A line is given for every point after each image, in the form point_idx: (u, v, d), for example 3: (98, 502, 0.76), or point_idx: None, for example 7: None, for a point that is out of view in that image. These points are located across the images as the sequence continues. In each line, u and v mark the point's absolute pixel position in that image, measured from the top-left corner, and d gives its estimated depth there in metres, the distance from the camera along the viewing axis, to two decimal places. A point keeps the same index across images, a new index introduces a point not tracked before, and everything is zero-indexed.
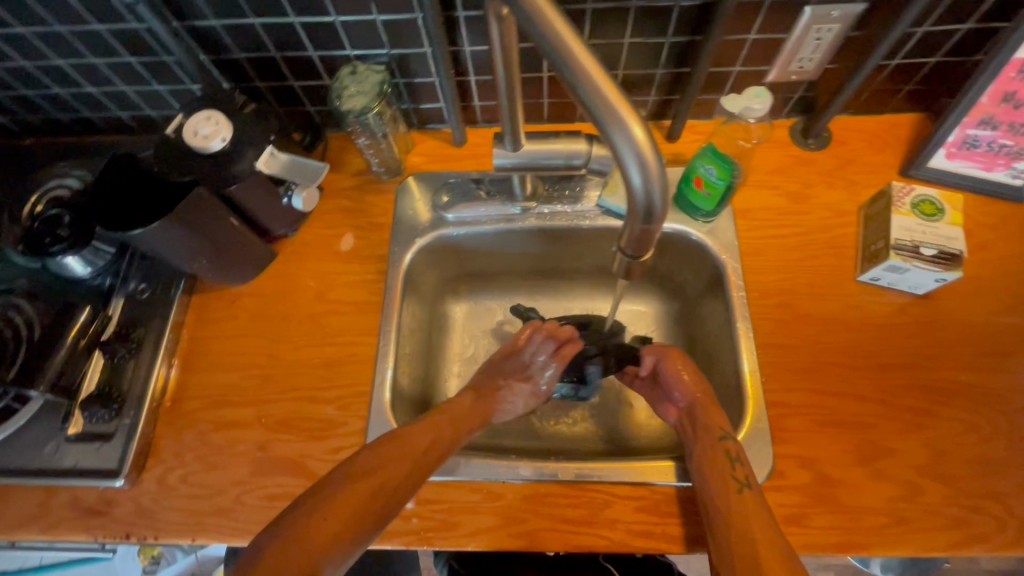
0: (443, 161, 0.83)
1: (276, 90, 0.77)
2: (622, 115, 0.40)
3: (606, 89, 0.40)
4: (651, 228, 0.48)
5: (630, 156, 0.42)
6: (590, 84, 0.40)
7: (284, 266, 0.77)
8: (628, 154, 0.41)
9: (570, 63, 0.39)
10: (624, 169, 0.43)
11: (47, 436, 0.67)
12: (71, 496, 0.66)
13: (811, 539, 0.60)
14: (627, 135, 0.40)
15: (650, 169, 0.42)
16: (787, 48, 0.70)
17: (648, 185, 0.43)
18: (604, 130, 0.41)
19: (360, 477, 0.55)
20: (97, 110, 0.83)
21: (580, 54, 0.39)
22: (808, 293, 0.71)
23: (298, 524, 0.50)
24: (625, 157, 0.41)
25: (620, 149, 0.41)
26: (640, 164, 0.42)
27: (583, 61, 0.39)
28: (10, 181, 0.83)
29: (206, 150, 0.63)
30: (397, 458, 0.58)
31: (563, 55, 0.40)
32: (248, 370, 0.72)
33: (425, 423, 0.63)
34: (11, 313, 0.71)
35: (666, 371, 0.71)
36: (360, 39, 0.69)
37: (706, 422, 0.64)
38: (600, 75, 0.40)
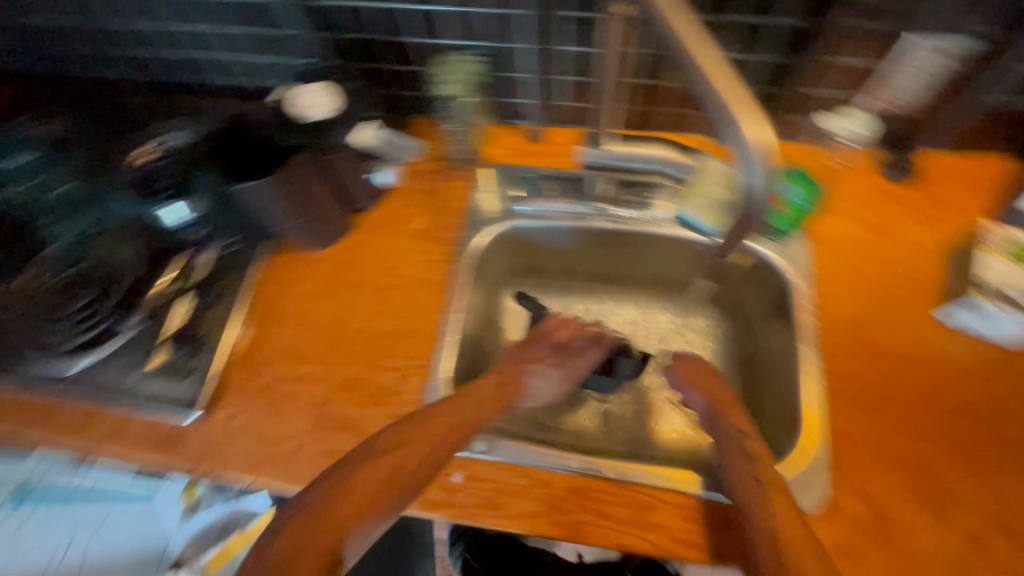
0: (521, 156, 0.85)
1: (376, 72, 0.81)
2: (740, 109, 0.37)
3: (722, 84, 0.38)
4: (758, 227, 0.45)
5: (743, 155, 0.39)
6: (705, 79, 0.38)
7: (362, 237, 0.81)
8: (738, 149, 0.38)
9: (686, 59, 0.40)
10: (739, 169, 0.40)
11: (136, 363, 0.74)
12: (147, 424, 0.71)
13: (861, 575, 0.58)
14: (743, 131, 0.38)
15: (765, 167, 0.39)
16: (883, 77, 0.71)
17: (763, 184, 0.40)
18: (720, 126, 0.39)
19: (380, 462, 0.60)
20: (210, 75, 0.90)
21: (699, 50, 0.39)
22: (880, 326, 0.70)
23: (321, 508, 0.57)
24: (739, 155, 0.39)
25: (734, 145, 0.39)
26: (755, 164, 0.39)
27: (700, 57, 0.39)
28: (126, 132, 0.90)
29: (305, 119, 0.67)
30: (417, 443, 0.62)
31: (680, 50, 0.40)
32: (318, 331, 0.75)
33: (447, 405, 0.65)
34: (115, 251, 0.79)
35: (681, 376, 0.72)
36: (464, 30, 0.72)
37: (734, 425, 0.66)
38: (716, 69, 0.38)
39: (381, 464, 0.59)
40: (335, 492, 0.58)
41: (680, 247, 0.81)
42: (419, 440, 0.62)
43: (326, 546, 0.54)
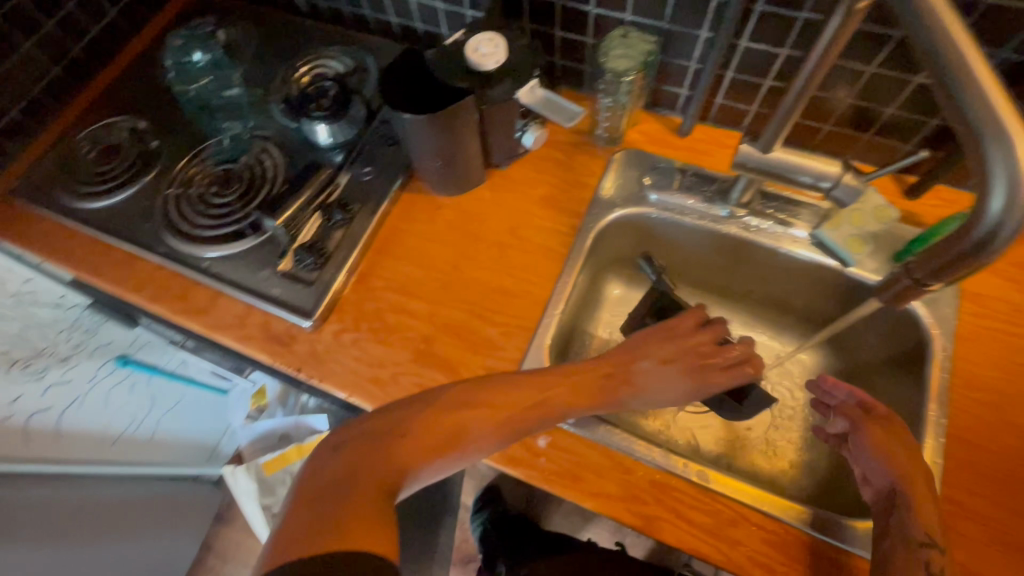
0: (661, 145, 0.83)
1: (539, 35, 0.82)
2: (1011, 130, 0.36)
3: (996, 104, 0.37)
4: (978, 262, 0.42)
5: (998, 177, 0.37)
6: (978, 95, 0.37)
7: (489, 193, 0.83)
8: (997, 165, 0.37)
9: (957, 71, 0.37)
10: (985, 191, 0.39)
11: (263, 263, 0.78)
12: (264, 321, 0.76)
13: None
14: (1009, 154, 0.36)
15: (1019, 189, 0.37)
16: None
17: (1007, 214, 0.38)
18: (981, 147, 0.37)
19: (459, 411, 0.56)
20: (376, 11, 0.93)
21: (975, 63, 0.37)
22: (1022, 402, 0.64)
23: (374, 442, 0.52)
24: (993, 175, 0.37)
25: (990, 165, 0.37)
26: (1009, 187, 0.37)
27: (974, 69, 0.37)
28: (288, 51, 0.96)
29: (479, 66, 0.69)
30: (502, 410, 0.58)
31: (954, 60, 0.37)
32: (432, 271, 0.77)
33: (521, 379, 0.60)
34: (264, 156, 0.84)
35: (862, 434, 0.60)
36: (644, 7, 0.71)
37: (914, 506, 0.55)
38: (992, 86, 0.37)
39: (465, 414, 0.55)
40: (409, 426, 0.53)
41: (809, 272, 0.77)
42: (503, 406, 0.58)
43: (383, 476, 0.50)
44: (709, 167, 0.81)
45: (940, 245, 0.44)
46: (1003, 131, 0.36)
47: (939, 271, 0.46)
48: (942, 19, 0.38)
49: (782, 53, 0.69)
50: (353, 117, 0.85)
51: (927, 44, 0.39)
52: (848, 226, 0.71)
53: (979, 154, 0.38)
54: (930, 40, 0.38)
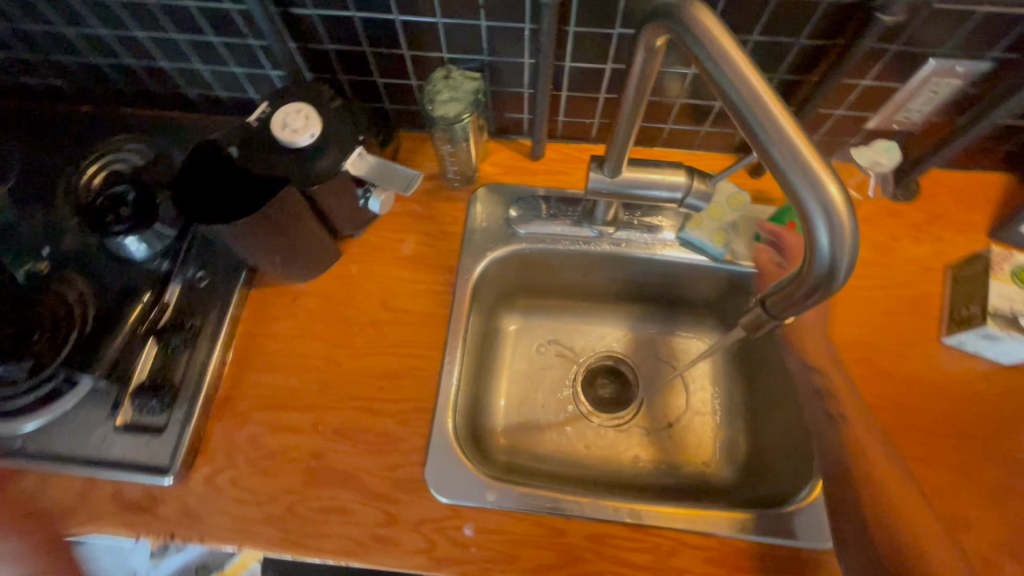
0: (517, 174, 0.80)
1: (357, 85, 0.74)
2: (815, 166, 0.35)
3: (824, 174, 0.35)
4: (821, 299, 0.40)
5: (816, 212, 0.35)
6: (804, 167, 0.35)
7: (347, 267, 0.75)
8: (822, 224, 0.35)
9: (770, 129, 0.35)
10: (809, 235, 0.36)
11: (93, 423, 0.64)
12: (114, 489, 0.63)
13: None
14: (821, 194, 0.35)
15: (839, 220, 0.35)
16: (897, 98, 0.66)
17: (835, 250, 0.36)
18: (808, 216, 0.36)
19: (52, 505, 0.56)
20: (165, 85, 0.80)
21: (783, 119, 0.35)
22: (890, 351, 0.69)
23: None
24: (816, 216, 0.35)
25: (804, 204, 0.36)
26: (828, 216, 0.35)
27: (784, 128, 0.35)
28: (66, 149, 0.79)
29: (293, 144, 0.61)
30: None
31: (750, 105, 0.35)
32: (304, 375, 0.69)
33: None
34: (64, 288, 0.69)
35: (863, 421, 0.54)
36: (460, 43, 0.66)
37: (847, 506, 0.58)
38: (816, 163, 0.35)
39: None
40: None
41: (687, 270, 0.79)
42: None
43: None
44: (568, 188, 0.79)
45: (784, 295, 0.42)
46: (833, 212, 0.35)
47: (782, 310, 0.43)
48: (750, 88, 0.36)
49: (608, 68, 0.67)
50: (167, 216, 0.71)
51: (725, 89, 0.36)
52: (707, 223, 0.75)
53: (807, 228, 0.37)
54: (740, 103, 0.36)
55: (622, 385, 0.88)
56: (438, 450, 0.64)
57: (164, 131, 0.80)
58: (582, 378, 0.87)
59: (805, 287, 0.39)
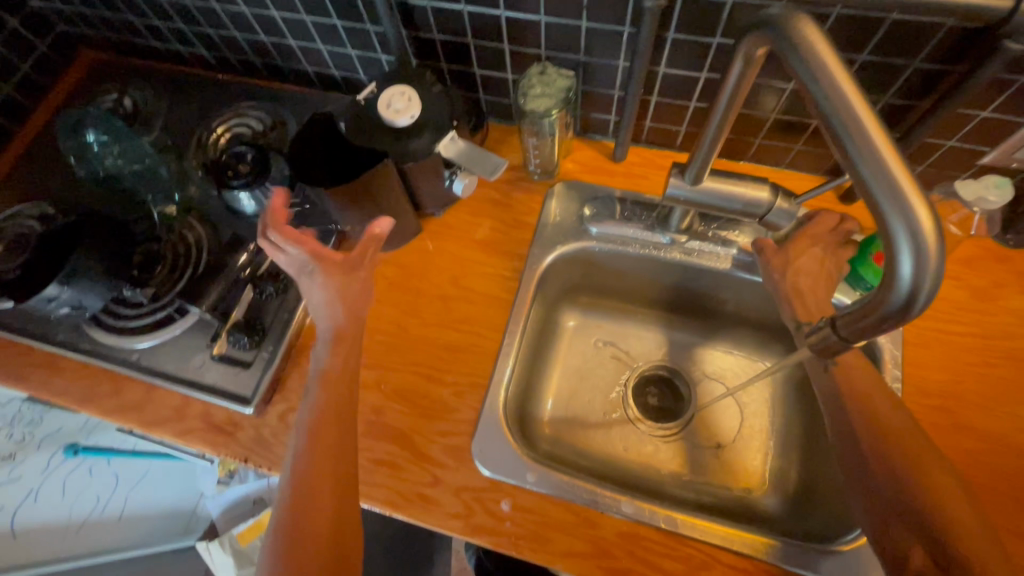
0: (597, 173, 0.82)
1: (457, 74, 0.79)
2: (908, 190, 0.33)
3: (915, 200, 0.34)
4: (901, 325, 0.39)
5: (903, 238, 0.34)
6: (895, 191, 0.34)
7: (425, 243, 0.80)
8: (906, 251, 0.34)
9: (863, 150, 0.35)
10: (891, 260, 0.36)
11: (194, 350, 0.73)
12: (204, 410, 0.72)
13: None
14: (910, 220, 0.34)
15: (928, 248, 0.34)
16: (1021, 134, 0.61)
17: (917, 279, 0.35)
18: (892, 240, 0.35)
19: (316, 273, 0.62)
20: (289, 61, 0.89)
21: (879, 140, 0.34)
22: (975, 403, 0.64)
23: None
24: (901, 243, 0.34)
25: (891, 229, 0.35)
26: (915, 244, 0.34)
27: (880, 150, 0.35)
28: (201, 111, 0.90)
29: (394, 123, 0.66)
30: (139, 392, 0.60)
31: (846, 122, 0.35)
32: (374, 336, 0.74)
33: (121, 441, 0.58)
34: (185, 231, 0.79)
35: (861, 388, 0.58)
36: (559, 42, 0.69)
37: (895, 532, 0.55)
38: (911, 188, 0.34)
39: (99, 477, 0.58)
40: None
41: (757, 288, 0.77)
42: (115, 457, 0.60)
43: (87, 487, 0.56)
44: (645, 192, 0.80)
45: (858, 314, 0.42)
46: (923, 240, 0.34)
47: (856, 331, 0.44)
48: (845, 104, 0.35)
49: (703, 76, 0.67)
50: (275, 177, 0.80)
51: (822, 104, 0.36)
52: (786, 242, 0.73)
53: (890, 254, 0.36)
54: (833, 118, 0.36)
55: (674, 396, 0.86)
56: (487, 424, 0.67)
57: (283, 101, 0.89)
58: (633, 382, 0.87)
59: (878, 314, 0.38)
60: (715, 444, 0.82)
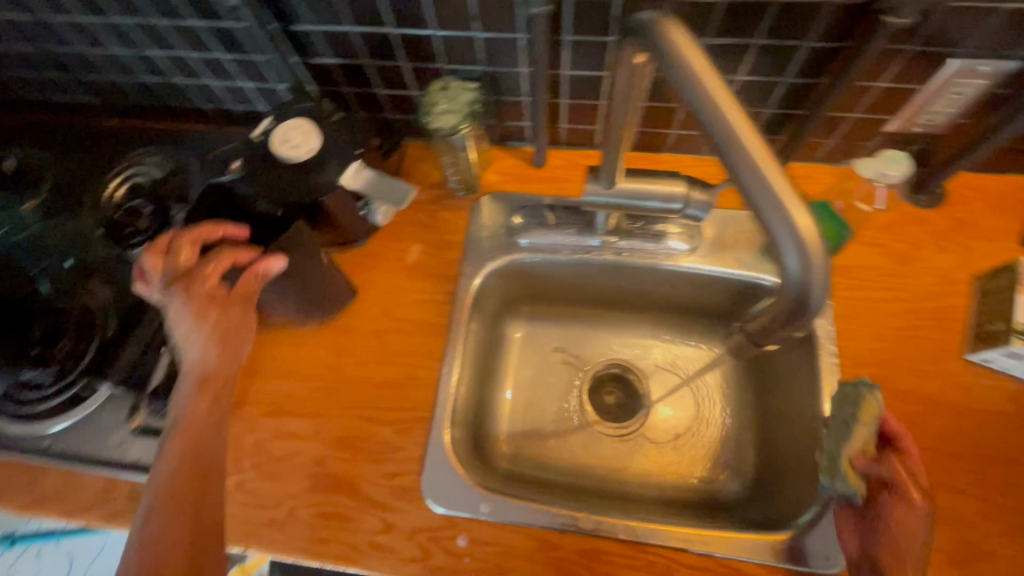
0: (520, 182, 0.80)
1: (361, 97, 0.75)
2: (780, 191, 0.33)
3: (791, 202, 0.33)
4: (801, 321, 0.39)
5: (785, 240, 0.34)
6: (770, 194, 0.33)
7: (351, 276, 0.76)
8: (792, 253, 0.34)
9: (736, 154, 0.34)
10: (778, 261, 0.35)
11: (112, 426, 0.68)
12: (131, 489, 0.67)
13: None
14: (791, 225, 0.33)
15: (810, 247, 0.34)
16: (918, 99, 0.62)
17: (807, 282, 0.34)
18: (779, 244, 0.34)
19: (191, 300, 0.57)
20: (182, 99, 0.82)
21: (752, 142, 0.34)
22: (908, 367, 0.65)
23: None
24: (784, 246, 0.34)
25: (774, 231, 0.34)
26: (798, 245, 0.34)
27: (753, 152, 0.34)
28: (91, 163, 0.83)
29: (291, 159, 0.64)
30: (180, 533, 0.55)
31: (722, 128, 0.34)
32: (308, 383, 0.71)
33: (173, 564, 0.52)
34: (85, 297, 0.73)
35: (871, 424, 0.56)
36: (457, 55, 0.66)
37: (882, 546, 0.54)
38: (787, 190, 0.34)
39: None
40: None
41: (693, 278, 0.76)
42: None
43: None
44: (571, 196, 0.79)
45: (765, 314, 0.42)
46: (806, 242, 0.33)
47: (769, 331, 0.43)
48: (720, 108, 0.34)
49: (608, 75, 0.66)
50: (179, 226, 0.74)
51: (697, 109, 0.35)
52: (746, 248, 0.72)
53: (777, 257, 0.35)
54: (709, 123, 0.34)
55: (628, 394, 0.85)
56: (435, 460, 0.65)
57: (182, 143, 0.84)
58: (587, 385, 0.86)
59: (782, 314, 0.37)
60: (673, 438, 0.81)
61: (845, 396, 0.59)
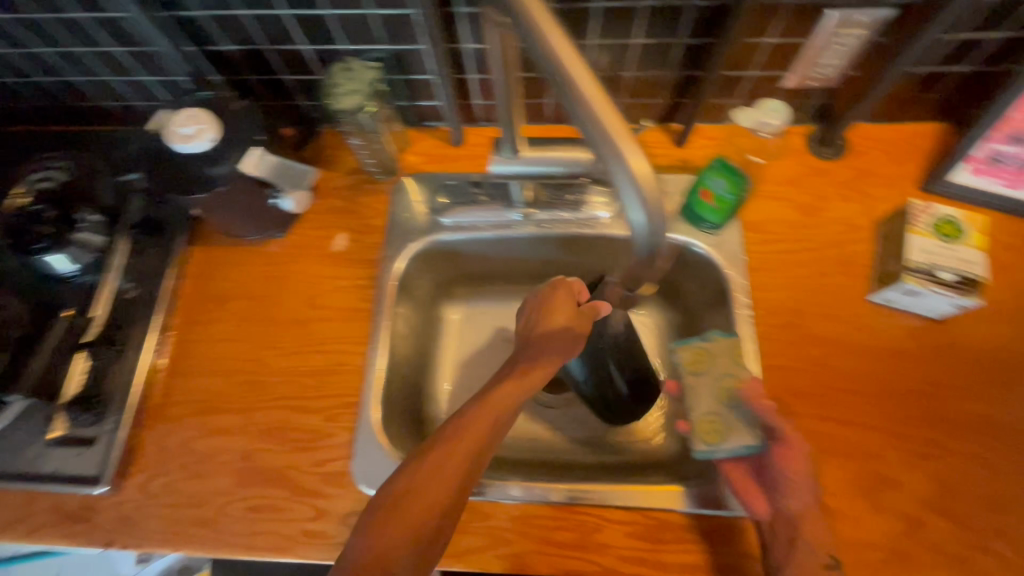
0: (440, 161, 0.80)
1: (267, 84, 0.74)
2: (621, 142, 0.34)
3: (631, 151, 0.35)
4: (655, 259, 0.42)
5: (626, 184, 0.36)
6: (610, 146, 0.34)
7: (273, 268, 0.75)
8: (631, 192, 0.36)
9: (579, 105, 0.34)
10: (624, 208, 0.38)
11: (27, 440, 0.66)
12: (52, 501, 0.65)
13: (840, 530, 0.59)
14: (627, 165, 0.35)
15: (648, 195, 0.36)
16: (806, 53, 0.64)
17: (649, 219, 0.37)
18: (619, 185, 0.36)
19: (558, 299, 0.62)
20: (82, 100, 0.79)
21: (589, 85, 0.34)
22: (817, 313, 0.68)
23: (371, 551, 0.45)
24: (625, 194, 0.36)
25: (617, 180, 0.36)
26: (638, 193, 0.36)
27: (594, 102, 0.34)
28: None
29: (191, 146, 0.61)
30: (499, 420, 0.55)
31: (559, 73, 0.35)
32: (234, 378, 0.69)
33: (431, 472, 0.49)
34: None
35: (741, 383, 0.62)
36: (356, 34, 0.66)
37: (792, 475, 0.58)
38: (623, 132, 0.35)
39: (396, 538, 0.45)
40: None
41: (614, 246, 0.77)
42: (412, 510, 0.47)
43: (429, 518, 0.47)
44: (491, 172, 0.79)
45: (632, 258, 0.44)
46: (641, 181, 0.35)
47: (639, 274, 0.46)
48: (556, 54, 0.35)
49: None
50: (87, 230, 0.72)
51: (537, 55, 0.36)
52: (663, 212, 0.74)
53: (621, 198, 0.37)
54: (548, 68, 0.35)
55: None
56: (366, 443, 0.65)
57: (87, 145, 0.81)
58: None
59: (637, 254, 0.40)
60: None
61: (706, 355, 0.65)
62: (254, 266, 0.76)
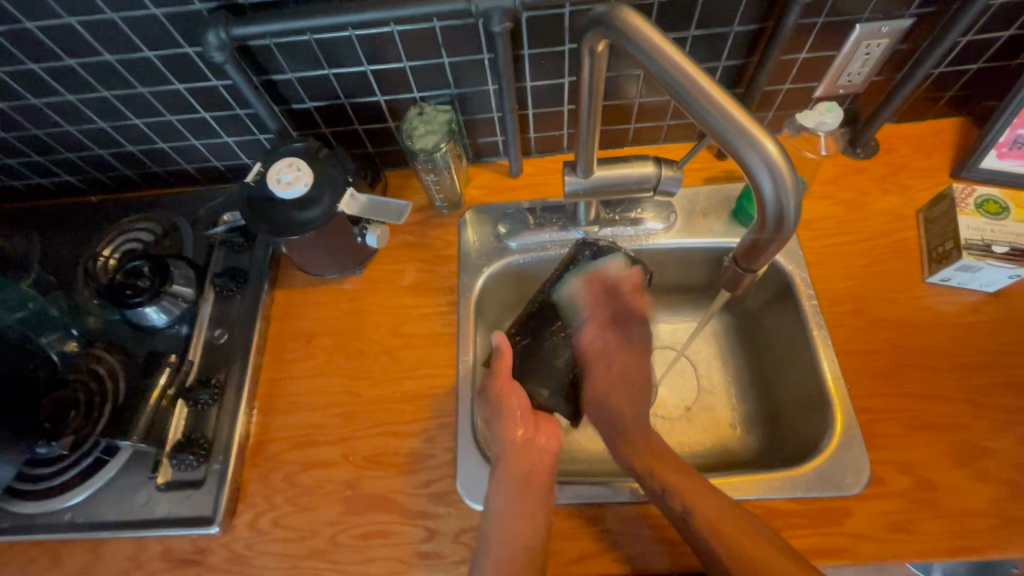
0: (500, 192, 0.85)
1: (341, 134, 0.80)
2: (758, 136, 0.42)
3: (764, 142, 0.43)
4: (779, 240, 0.48)
5: (761, 168, 0.43)
6: (747, 139, 0.43)
7: (356, 303, 0.79)
8: (766, 174, 0.43)
9: (715, 112, 0.42)
10: (757, 188, 0.45)
11: (136, 486, 0.67)
12: (162, 547, 0.65)
13: (942, 501, 0.61)
14: (761, 153, 0.43)
15: (783, 179, 0.43)
16: (836, 64, 0.71)
17: (781, 196, 0.44)
18: (753, 171, 0.44)
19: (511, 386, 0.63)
20: (165, 165, 0.86)
21: (715, 95, 0.42)
22: (879, 298, 0.72)
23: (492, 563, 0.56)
24: (760, 173, 0.43)
25: (754, 166, 0.43)
26: (773, 176, 0.43)
27: (725, 106, 0.42)
28: (80, 239, 0.85)
29: (289, 191, 0.67)
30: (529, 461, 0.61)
31: (689, 87, 0.42)
32: (330, 410, 0.72)
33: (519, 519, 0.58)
34: (94, 365, 0.73)
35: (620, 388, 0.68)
36: (428, 81, 0.73)
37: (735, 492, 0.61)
38: (756, 129, 0.43)
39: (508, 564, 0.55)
40: None
41: (673, 254, 0.82)
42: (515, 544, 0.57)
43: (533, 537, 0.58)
44: (550, 197, 0.84)
45: (753, 244, 0.51)
46: (774, 163, 0.43)
47: (754, 259, 0.53)
48: (686, 73, 0.42)
49: (567, 80, 0.73)
50: (180, 281, 0.77)
51: (664, 76, 0.43)
52: (714, 220, 0.81)
53: (753, 182, 0.44)
54: (676, 85, 0.43)
55: None
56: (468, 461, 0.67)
57: (169, 206, 0.86)
58: None
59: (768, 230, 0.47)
60: (685, 409, 0.84)
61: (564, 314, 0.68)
62: (335, 303, 0.79)
